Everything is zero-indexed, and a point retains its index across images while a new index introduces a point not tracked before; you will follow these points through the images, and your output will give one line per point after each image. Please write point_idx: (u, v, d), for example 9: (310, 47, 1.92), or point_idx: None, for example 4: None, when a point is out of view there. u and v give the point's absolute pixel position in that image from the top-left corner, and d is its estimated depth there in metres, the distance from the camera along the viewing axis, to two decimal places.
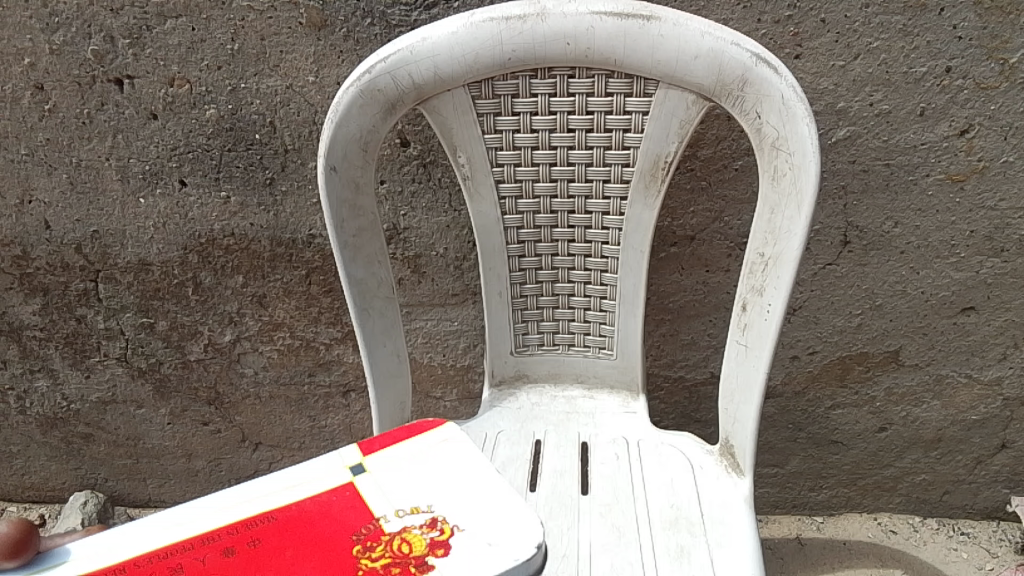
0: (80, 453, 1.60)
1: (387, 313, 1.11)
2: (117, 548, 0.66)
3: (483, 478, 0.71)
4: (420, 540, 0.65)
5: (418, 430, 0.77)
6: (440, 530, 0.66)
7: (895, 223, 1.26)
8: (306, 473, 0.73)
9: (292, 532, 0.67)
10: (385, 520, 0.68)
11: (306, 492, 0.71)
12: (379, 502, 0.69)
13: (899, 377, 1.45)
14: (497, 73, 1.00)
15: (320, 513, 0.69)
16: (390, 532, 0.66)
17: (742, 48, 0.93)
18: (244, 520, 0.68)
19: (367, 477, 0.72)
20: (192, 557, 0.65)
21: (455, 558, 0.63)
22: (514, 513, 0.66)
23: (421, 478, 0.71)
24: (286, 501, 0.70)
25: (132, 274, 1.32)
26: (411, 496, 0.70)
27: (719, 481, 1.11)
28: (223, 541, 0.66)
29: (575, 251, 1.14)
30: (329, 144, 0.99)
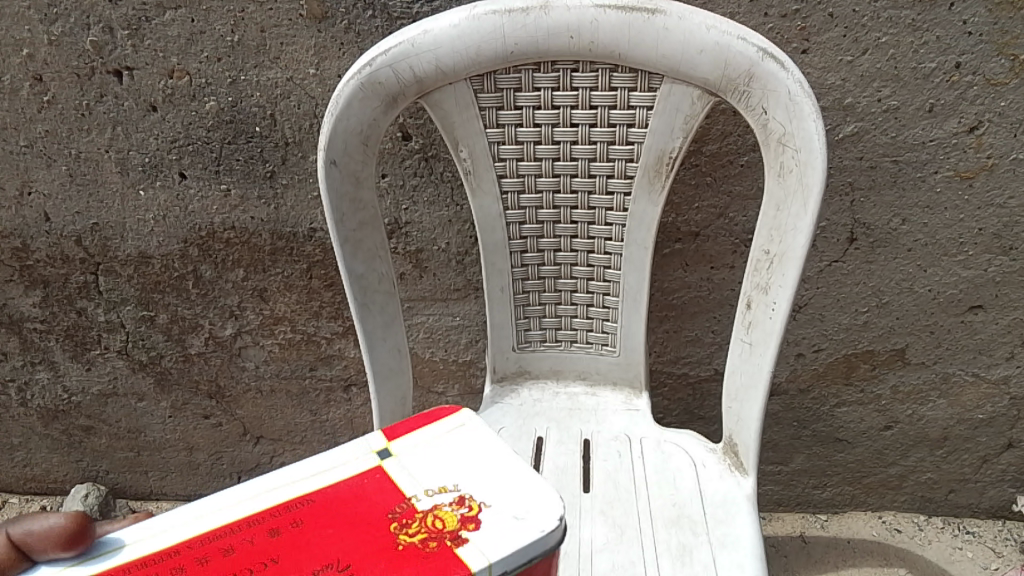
0: (82, 446, 1.60)
1: (388, 307, 1.10)
2: (168, 531, 0.64)
3: (501, 457, 0.71)
4: (453, 517, 0.65)
5: (434, 418, 0.76)
6: (469, 506, 0.66)
7: (902, 220, 1.24)
8: (335, 458, 0.72)
9: (330, 514, 0.66)
10: (417, 499, 0.67)
11: (339, 475, 0.70)
12: (410, 482, 0.69)
13: (905, 376, 1.44)
14: (499, 66, 0.98)
15: (355, 495, 0.68)
16: (423, 509, 0.66)
17: (748, 42, 0.91)
18: (283, 504, 0.67)
19: (394, 460, 0.71)
20: (242, 538, 0.64)
21: (488, 533, 0.63)
22: (534, 488, 0.67)
23: (445, 457, 0.71)
24: (322, 486, 0.69)
25: (132, 267, 1.32)
26: (437, 476, 0.69)
27: (722, 480, 1.10)
28: (265, 523, 0.65)
29: (578, 247, 1.12)
30: (329, 138, 0.98)
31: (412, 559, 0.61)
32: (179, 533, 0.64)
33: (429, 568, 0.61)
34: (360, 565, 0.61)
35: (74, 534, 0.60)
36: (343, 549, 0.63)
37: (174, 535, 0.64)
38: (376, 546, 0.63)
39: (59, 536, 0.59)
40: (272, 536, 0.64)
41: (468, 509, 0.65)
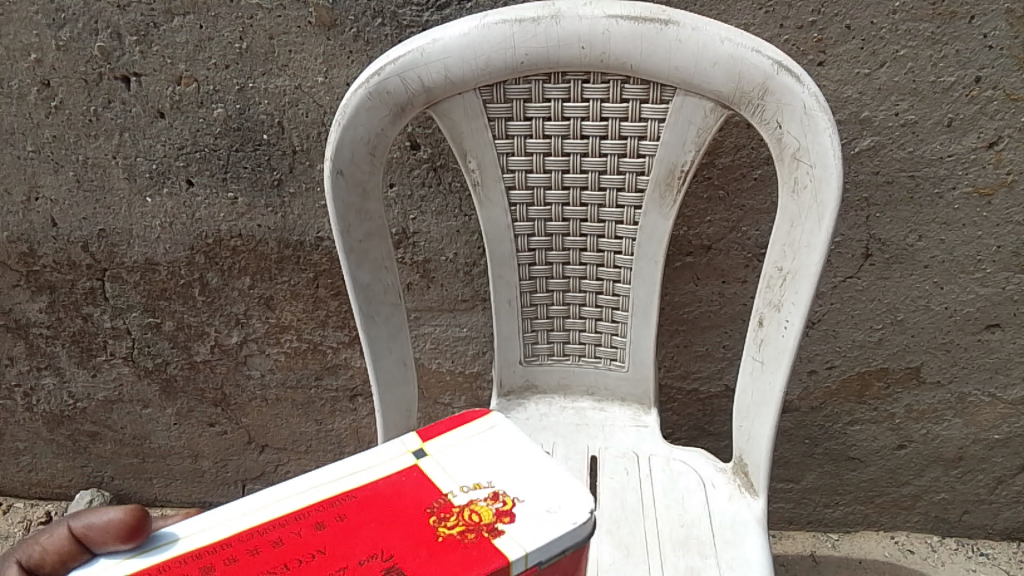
0: (87, 451, 1.59)
1: (394, 318, 1.09)
2: (220, 526, 0.63)
3: (531, 453, 0.69)
4: (489, 509, 0.64)
5: (466, 418, 0.75)
6: (504, 500, 0.64)
7: (919, 236, 1.22)
8: (373, 456, 0.70)
9: (373, 508, 0.65)
10: (453, 494, 0.66)
11: (379, 473, 0.69)
12: (447, 477, 0.67)
13: (920, 394, 1.41)
14: (509, 77, 0.97)
15: (396, 490, 0.66)
16: (460, 504, 0.65)
17: (763, 54, 0.90)
18: (326, 499, 0.66)
19: (430, 457, 0.70)
20: (289, 532, 0.62)
21: (522, 526, 0.62)
22: (563, 482, 0.66)
23: (477, 453, 0.69)
24: (363, 482, 0.68)
25: (138, 273, 1.31)
26: (471, 472, 0.68)
27: (732, 501, 1.08)
28: (310, 518, 0.64)
29: (588, 260, 1.11)
30: (336, 148, 0.97)
31: (455, 550, 0.60)
32: (228, 528, 0.63)
33: (470, 558, 0.59)
34: (404, 556, 0.60)
35: (134, 525, 0.59)
36: (387, 541, 0.61)
37: (224, 530, 0.62)
38: (418, 538, 0.61)
39: (118, 526, 0.58)
40: (318, 529, 0.63)
41: (503, 502, 0.64)
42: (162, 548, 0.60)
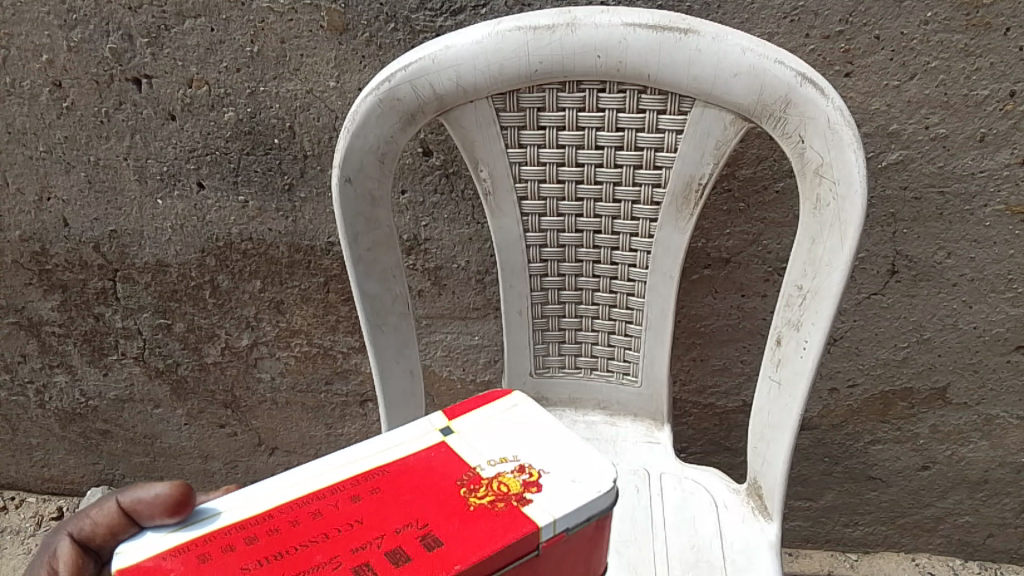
0: (99, 449, 1.59)
1: (402, 327, 1.06)
2: (263, 499, 0.63)
3: (554, 431, 0.71)
4: (517, 480, 0.65)
5: (488, 401, 0.76)
6: (530, 472, 0.66)
7: (947, 254, 1.17)
8: (400, 436, 0.71)
9: (406, 482, 0.65)
10: (481, 468, 0.67)
11: (409, 451, 0.69)
12: (474, 453, 0.69)
13: (946, 415, 1.36)
14: (522, 85, 0.94)
15: (426, 466, 0.67)
16: (487, 477, 0.66)
17: (787, 67, 0.86)
18: (361, 475, 0.66)
19: (456, 436, 0.71)
20: (328, 503, 0.63)
21: (549, 496, 0.63)
22: (585, 456, 0.68)
23: (500, 432, 0.71)
24: (394, 458, 0.68)
25: (149, 275, 1.30)
26: (496, 449, 0.69)
27: (745, 524, 1.05)
28: (346, 492, 0.64)
29: (601, 273, 1.08)
30: (344, 155, 0.95)
31: (488, 518, 0.61)
32: (271, 500, 0.63)
33: (501, 525, 0.60)
34: (440, 524, 0.61)
35: (179, 500, 0.58)
36: (422, 512, 0.62)
37: (270, 502, 0.63)
38: (450, 507, 0.62)
39: (162, 501, 0.58)
40: (355, 501, 0.63)
41: (530, 474, 0.65)
42: (208, 520, 0.60)
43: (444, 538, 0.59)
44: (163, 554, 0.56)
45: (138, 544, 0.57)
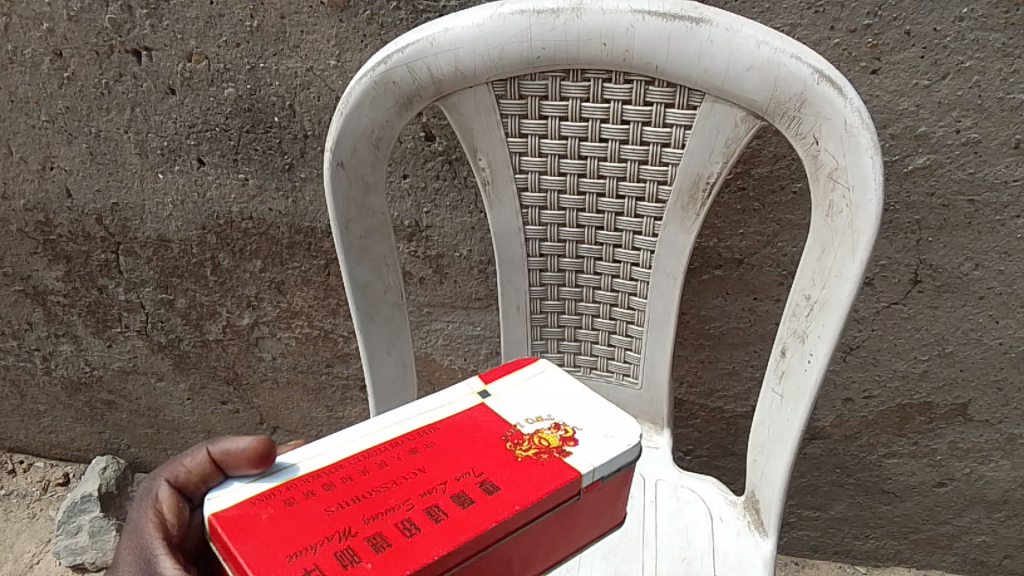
0: (104, 418, 1.60)
1: (395, 318, 1.03)
2: (326, 454, 0.68)
3: (580, 393, 0.76)
4: (556, 435, 0.70)
5: (515, 368, 0.81)
6: (565, 429, 0.71)
7: (975, 265, 1.11)
8: (441, 398, 0.76)
9: (456, 438, 0.70)
10: (521, 425, 0.72)
11: (453, 413, 0.74)
12: (513, 413, 0.74)
13: (966, 432, 1.30)
14: (524, 72, 0.90)
15: (473, 425, 0.72)
16: (528, 433, 0.71)
17: (804, 62, 0.81)
18: (414, 432, 0.71)
19: (494, 399, 0.76)
20: (384, 456, 0.68)
21: (587, 448, 0.69)
22: (609, 414, 0.74)
23: (532, 394, 0.76)
24: (441, 418, 0.73)
25: (151, 249, 1.30)
26: (530, 410, 0.74)
27: (739, 539, 1.01)
28: (403, 446, 0.69)
29: (603, 270, 1.03)
30: (337, 138, 0.92)
31: (539, 467, 0.66)
32: (334, 456, 0.67)
33: (551, 473, 0.66)
34: (496, 471, 0.66)
35: (263, 453, 0.64)
36: (478, 461, 0.67)
37: (333, 456, 0.67)
38: (502, 457, 0.67)
39: (247, 451, 0.65)
40: (412, 453, 0.68)
41: (567, 429, 0.71)
42: (287, 469, 0.66)
43: (501, 483, 0.64)
44: (251, 499, 0.61)
45: (227, 490, 0.62)
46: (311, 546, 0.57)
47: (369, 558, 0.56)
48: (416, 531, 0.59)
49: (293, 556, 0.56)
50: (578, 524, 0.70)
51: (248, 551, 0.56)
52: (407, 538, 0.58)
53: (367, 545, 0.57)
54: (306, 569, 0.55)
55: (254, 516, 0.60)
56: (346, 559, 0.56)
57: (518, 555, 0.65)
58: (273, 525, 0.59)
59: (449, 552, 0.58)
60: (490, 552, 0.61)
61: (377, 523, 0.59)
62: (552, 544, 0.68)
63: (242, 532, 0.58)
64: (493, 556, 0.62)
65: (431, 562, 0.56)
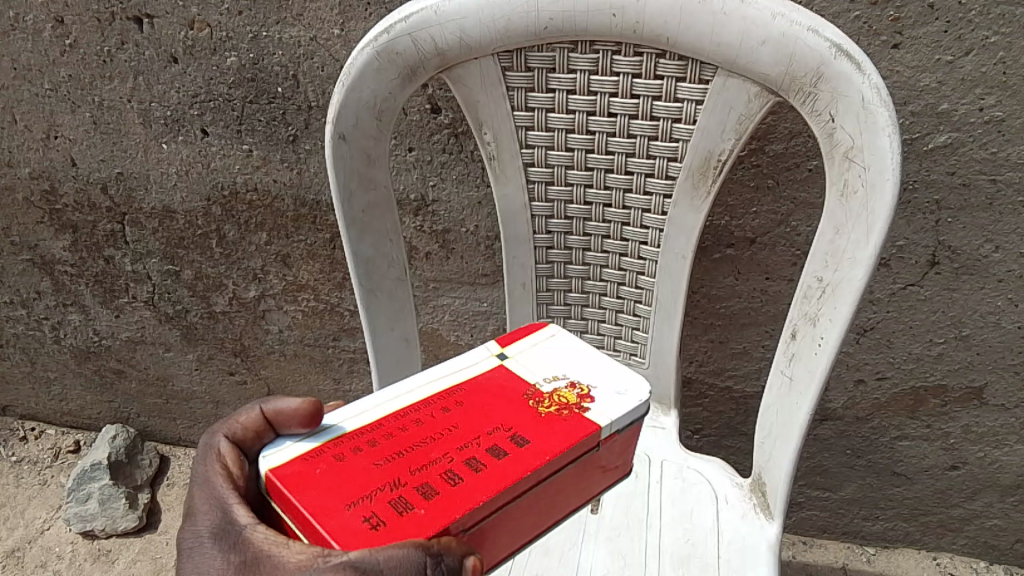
0: (114, 387, 1.61)
1: (398, 294, 1.02)
2: (362, 413, 0.69)
3: (587, 353, 0.78)
4: (573, 393, 0.73)
5: (528, 330, 0.83)
6: (581, 387, 0.74)
7: (995, 247, 1.07)
8: (461, 360, 0.77)
9: (483, 397, 0.72)
10: (540, 384, 0.74)
11: (478, 372, 0.76)
12: (530, 372, 0.76)
13: (980, 416, 1.28)
14: (530, 44, 0.87)
15: (497, 384, 0.74)
16: (547, 392, 0.73)
17: (821, 36, 0.77)
18: (443, 392, 0.73)
19: (512, 360, 0.77)
20: (413, 414, 0.70)
21: (603, 404, 0.72)
22: (619, 371, 0.76)
23: (547, 354, 0.78)
24: (467, 378, 0.75)
25: (156, 220, 1.29)
26: (545, 370, 0.76)
27: (744, 522, 0.99)
28: (435, 404, 0.71)
29: (610, 248, 1.01)
30: (338, 110, 0.89)
31: (562, 422, 0.69)
32: (369, 416, 0.69)
33: (574, 427, 0.69)
34: (526, 426, 0.68)
35: (312, 413, 0.65)
36: (508, 418, 0.69)
37: (369, 415, 0.69)
38: (528, 413, 0.70)
39: (306, 411, 0.65)
40: (445, 411, 0.70)
41: (582, 388, 0.73)
42: (333, 428, 0.67)
43: (530, 436, 0.67)
44: (304, 457, 0.63)
45: (282, 448, 0.64)
46: (367, 496, 0.60)
47: (421, 505, 0.59)
48: (459, 480, 0.62)
49: (353, 505, 0.59)
50: (598, 474, 0.73)
51: (308, 504, 0.59)
52: (452, 486, 0.61)
53: (418, 493, 0.60)
54: (365, 516, 0.58)
55: (310, 471, 0.62)
56: (401, 505, 0.59)
57: (545, 503, 0.68)
58: (327, 478, 0.61)
59: (491, 497, 0.61)
60: (525, 499, 0.65)
61: (423, 474, 0.62)
62: (575, 492, 0.71)
63: (301, 484, 0.60)
64: (526, 503, 0.65)
65: (476, 507, 0.60)
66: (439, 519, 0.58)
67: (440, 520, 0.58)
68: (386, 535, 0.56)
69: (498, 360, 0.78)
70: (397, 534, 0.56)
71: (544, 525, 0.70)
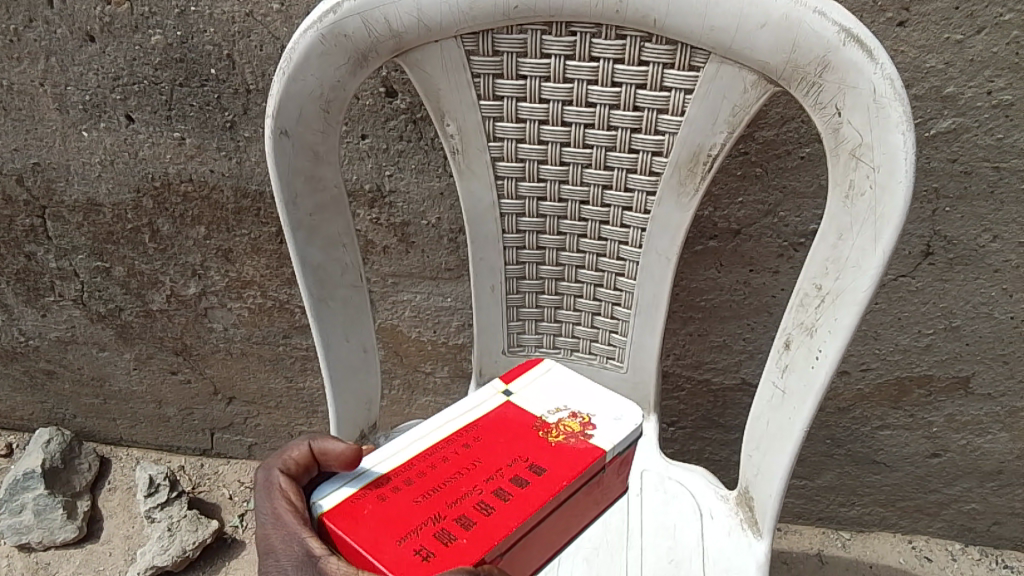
0: (45, 388, 1.50)
1: (353, 301, 0.92)
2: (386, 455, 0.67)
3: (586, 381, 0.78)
4: (576, 420, 0.72)
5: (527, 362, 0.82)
6: (581, 415, 0.73)
7: (993, 237, 1.02)
8: (469, 401, 0.75)
9: (497, 430, 0.71)
10: (545, 415, 0.73)
11: (487, 408, 0.74)
12: (535, 404, 0.75)
13: (965, 405, 1.24)
14: (499, 24, 0.77)
15: (505, 417, 0.73)
16: (553, 422, 0.72)
17: (828, 19, 0.68)
18: (458, 428, 0.71)
19: (517, 394, 0.76)
20: (433, 451, 0.68)
21: (604, 430, 0.71)
22: (611, 399, 0.75)
23: (550, 384, 0.77)
24: (477, 414, 0.73)
25: (80, 215, 1.16)
26: (548, 404, 0.75)
27: (729, 539, 0.93)
28: (453, 441, 0.69)
29: (586, 248, 0.92)
30: (280, 102, 0.78)
31: (571, 448, 0.69)
32: (395, 456, 0.67)
33: (584, 452, 0.68)
34: (540, 453, 0.68)
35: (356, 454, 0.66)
36: (523, 447, 0.68)
37: (393, 456, 0.67)
38: (538, 441, 0.69)
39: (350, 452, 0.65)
40: (464, 446, 0.68)
41: (583, 416, 0.73)
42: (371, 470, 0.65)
43: (547, 462, 0.67)
44: (350, 499, 0.62)
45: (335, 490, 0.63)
46: (412, 531, 0.59)
47: (462, 535, 0.59)
48: (492, 509, 0.61)
49: (404, 539, 0.58)
50: (603, 492, 0.73)
51: (363, 540, 0.58)
52: (488, 515, 0.61)
53: (457, 525, 0.60)
54: (415, 549, 0.57)
55: (359, 509, 0.61)
56: (444, 537, 0.58)
57: (563, 523, 0.68)
58: (373, 517, 0.60)
59: (524, 521, 0.61)
60: (547, 523, 0.65)
61: (457, 506, 0.61)
62: (584, 507, 0.71)
63: (350, 525, 0.59)
64: (550, 525, 0.65)
65: (512, 533, 0.60)
66: (481, 547, 0.58)
67: (482, 547, 0.58)
68: (439, 566, 0.56)
69: (503, 396, 0.76)
70: (449, 563, 0.56)
71: (560, 545, 0.70)
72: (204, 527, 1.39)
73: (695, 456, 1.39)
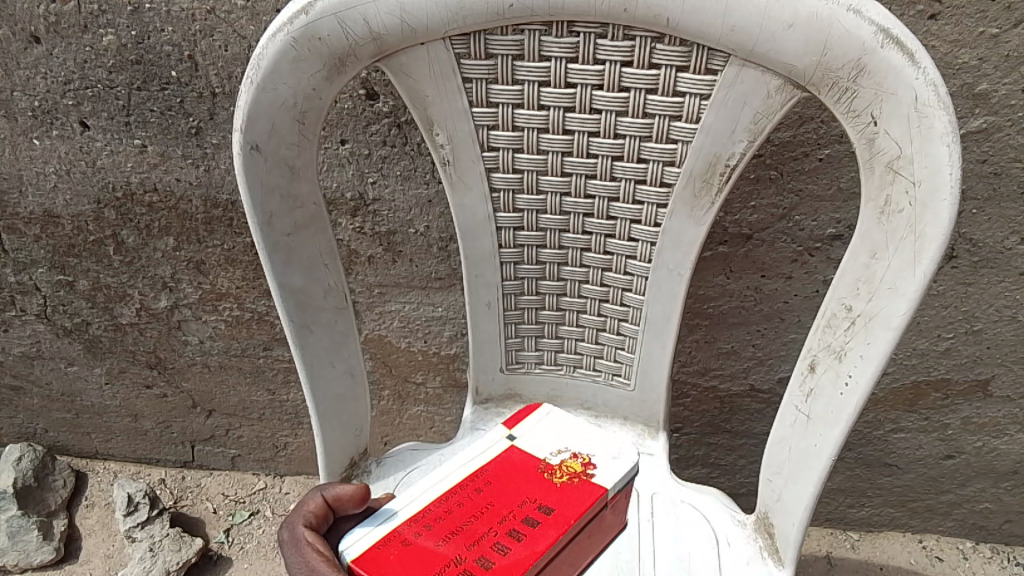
0: (13, 403, 1.43)
1: (337, 324, 0.83)
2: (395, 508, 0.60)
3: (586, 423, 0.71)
4: (578, 460, 0.64)
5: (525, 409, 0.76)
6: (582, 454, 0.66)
7: (1021, 238, 0.97)
8: (471, 448, 0.67)
9: (506, 471, 0.64)
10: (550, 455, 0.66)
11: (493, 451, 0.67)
12: (540, 445, 0.67)
13: (983, 407, 1.18)
14: (492, 24, 0.68)
15: (513, 459, 0.66)
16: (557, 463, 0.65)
17: (864, 18, 0.60)
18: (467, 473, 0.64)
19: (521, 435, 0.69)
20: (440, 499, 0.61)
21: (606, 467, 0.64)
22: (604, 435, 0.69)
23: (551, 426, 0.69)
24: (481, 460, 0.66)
25: (38, 226, 1.13)
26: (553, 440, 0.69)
27: (749, 570, 0.80)
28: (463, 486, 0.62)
29: (591, 262, 0.84)
30: (248, 115, 0.69)
31: (576, 486, 0.61)
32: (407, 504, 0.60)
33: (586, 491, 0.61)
34: (545, 493, 0.61)
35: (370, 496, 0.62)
36: (534, 488, 0.61)
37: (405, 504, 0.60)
38: (541, 484, 0.62)
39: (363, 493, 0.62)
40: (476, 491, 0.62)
41: (584, 455, 0.65)
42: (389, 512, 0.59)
43: (555, 500, 0.60)
44: (377, 544, 0.56)
45: (360, 537, 0.56)
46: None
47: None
48: (509, 549, 0.55)
49: None
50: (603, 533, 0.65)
51: None
52: (503, 557, 0.55)
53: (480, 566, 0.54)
54: None
55: (383, 556, 0.54)
56: None
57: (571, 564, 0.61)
58: (400, 562, 0.54)
59: (542, 560, 0.55)
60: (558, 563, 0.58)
61: (476, 548, 0.55)
62: (588, 548, 0.64)
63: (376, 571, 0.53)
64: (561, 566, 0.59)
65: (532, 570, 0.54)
66: None
67: None
68: None
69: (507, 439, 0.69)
70: None
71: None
72: (188, 546, 1.30)
73: (699, 462, 1.33)
